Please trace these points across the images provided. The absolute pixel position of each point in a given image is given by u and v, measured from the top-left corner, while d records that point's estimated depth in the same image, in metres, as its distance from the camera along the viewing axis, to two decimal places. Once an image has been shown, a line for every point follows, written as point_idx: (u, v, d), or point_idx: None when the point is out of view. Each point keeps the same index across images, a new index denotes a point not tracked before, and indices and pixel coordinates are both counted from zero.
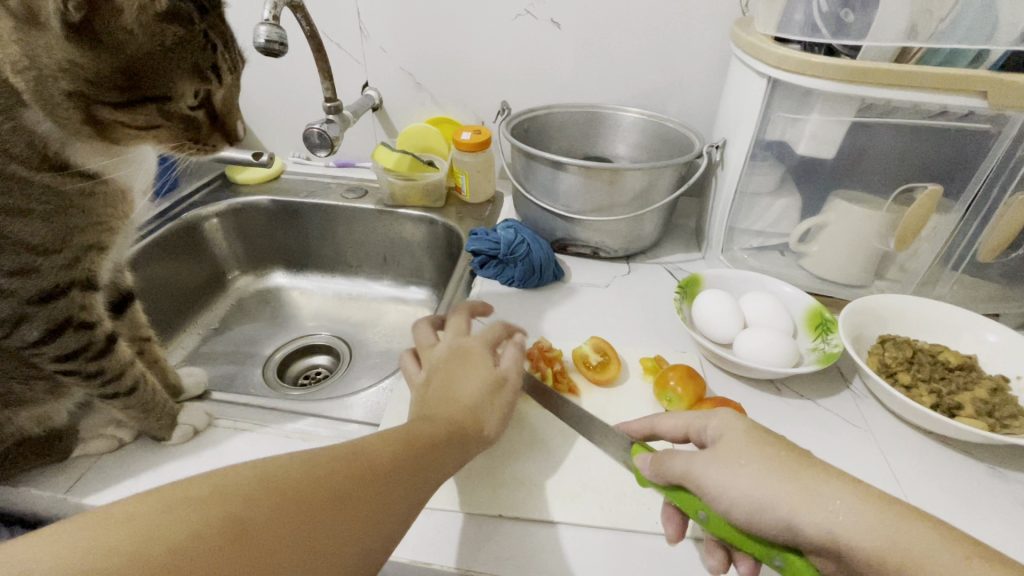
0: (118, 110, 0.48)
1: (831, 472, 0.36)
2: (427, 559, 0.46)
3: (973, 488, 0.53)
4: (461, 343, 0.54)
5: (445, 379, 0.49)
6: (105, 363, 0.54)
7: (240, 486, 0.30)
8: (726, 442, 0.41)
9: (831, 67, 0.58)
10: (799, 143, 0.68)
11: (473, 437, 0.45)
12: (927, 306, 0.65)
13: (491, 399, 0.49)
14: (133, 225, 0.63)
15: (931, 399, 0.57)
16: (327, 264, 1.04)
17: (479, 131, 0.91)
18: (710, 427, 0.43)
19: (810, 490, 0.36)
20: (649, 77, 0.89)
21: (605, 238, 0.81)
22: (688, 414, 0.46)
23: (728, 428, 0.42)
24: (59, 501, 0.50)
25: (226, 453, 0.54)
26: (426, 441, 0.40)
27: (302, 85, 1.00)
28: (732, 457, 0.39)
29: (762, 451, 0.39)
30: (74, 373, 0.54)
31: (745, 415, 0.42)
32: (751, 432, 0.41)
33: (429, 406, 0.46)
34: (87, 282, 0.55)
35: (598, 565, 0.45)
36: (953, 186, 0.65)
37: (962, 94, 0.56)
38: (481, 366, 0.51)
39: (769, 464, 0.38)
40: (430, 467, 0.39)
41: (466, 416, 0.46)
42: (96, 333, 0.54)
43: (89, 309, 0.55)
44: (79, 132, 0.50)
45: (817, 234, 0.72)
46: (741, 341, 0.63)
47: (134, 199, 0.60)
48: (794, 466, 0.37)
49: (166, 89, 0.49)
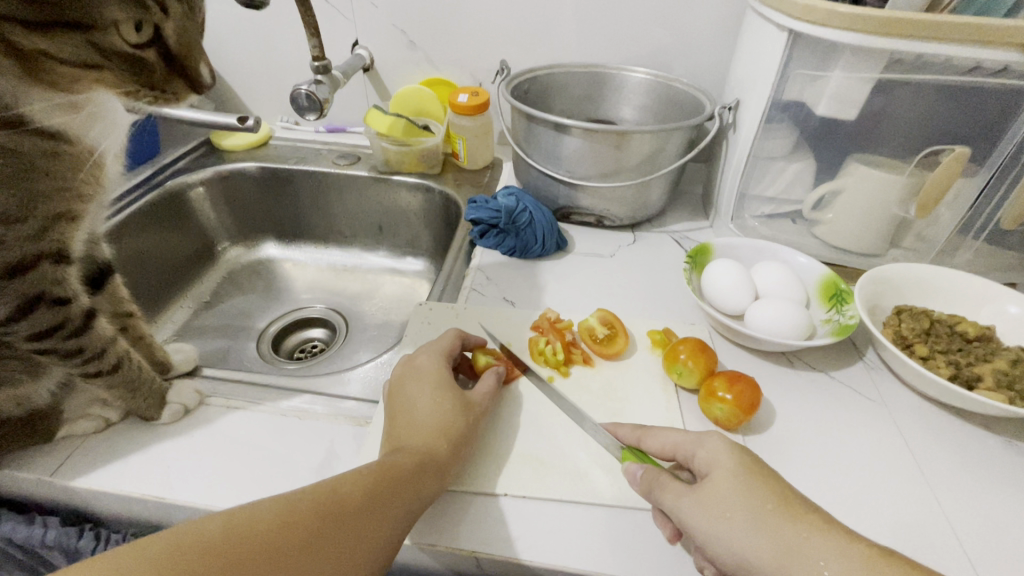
0: (34, 33, 0.41)
1: (817, 530, 0.36)
2: (431, 541, 0.44)
3: (990, 462, 0.51)
4: (416, 363, 0.53)
5: (405, 407, 0.49)
6: (84, 341, 0.52)
7: (205, 539, 0.31)
8: (713, 482, 0.40)
9: (858, 18, 0.54)
10: (819, 103, 0.64)
11: (452, 463, 0.45)
12: (947, 275, 0.62)
13: (462, 419, 0.48)
14: (104, 193, 0.60)
15: (949, 370, 0.55)
16: (320, 234, 1.00)
17: (477, 93, 0.86)
18: (699, 456, 0.42)
19: (796, 552, 0.36)
20: (658, 33, 0.84)
21: (610, 206, 0.77)
22: (679, 435, 0.45)
23: (717, 463, 0.41)
24: (46, 484, 0.48)
25: (219, 433, 0.52)
26: (398, 473, 0.41)
27: (288, 43, 0.95)
28: (717, 508, 0.38)
29: (749, 500, 0.38)
30: (51, 352, 0.51)
31: (734, 448, 0.41)
32: (740, 472, 0.40)
33: (396, 437, 0.47)
34: (59, 255, 0.52)
35: (609, 545, 0.44)
36: (980, 149, 0.61)
37: (999, 47, 0.52)
38: (447, 388, 0.50)
39: (754, 518, 0.37)
40: (401, 499, 0.40)
41: (438, 440, 0.46)
42: (72, 309, 0.51)
43: (62, 284, 0.51)
44: (13, 74, 0.43)
45: (831, 200, 0.69)
46: (752, 312, 0.61)
47: (102, 162, 0.57)
48: (777, 522, 0.37)
49: (93, 15, 0.43)
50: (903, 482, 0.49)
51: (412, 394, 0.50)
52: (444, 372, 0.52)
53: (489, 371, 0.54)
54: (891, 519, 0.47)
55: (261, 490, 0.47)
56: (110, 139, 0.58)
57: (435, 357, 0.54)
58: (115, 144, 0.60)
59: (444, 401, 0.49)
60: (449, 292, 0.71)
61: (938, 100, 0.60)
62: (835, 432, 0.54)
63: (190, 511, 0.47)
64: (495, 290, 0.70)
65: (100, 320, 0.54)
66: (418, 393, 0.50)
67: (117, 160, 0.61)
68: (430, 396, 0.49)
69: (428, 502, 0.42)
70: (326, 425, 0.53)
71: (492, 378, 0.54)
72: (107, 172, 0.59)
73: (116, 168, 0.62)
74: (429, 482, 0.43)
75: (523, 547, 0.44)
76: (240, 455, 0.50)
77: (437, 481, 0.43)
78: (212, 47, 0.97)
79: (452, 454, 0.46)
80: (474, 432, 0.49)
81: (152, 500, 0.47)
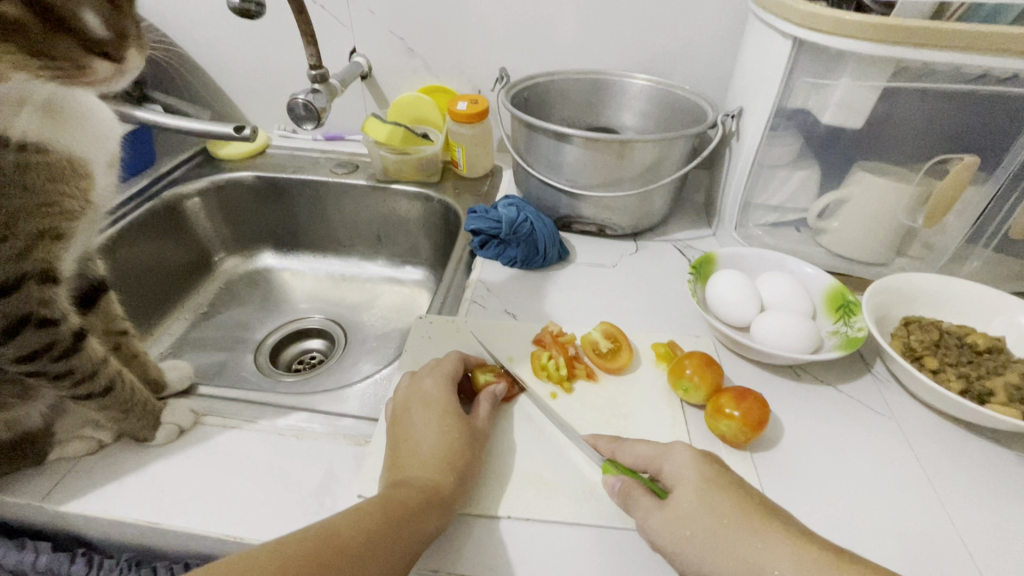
0: None
1: (771, 537, 0.38)
2: (433, 567, 0.43)
3: (1004, 478, 0.50)
4: (419, 387, 0.52)
5: (407, 435, 0.48)
6: (74, 363, 0.50)
7: None
8: (679, 496, 0.42)
9: (866, 26, 0.53)
10: (824, 111, 0.63)
11: (456, 496, 0.44)
12: (956, 285, 0.61)
13: (468, 451, 0.48)
14: (96, 208, 0.59)
15: (960, 384, 0.54)
16: (318, 243, 0.99)
17: (477, 101, 0.85)
18: (666, 470, 0.45)
19: (752, 561, 0.37)
20: (658, 40, 0.83)
21: (612, 215, 0.76)
22: (649, 448, 0.47)
23: (682, 476, 0.43)
24: (36, 509, 0.47)
25: (215, 453, 0.51)
26: (405, 509, 0.40)
27: (285, 51, 0.94)
28: (681, 523, 0.40)
29: (710, 512, 0.40)
30: (40, 374, 0.49)
31: (698, 460, 0.43)
32: (702, 485, 0.42)
33: (399, 469, 0.46)
34: (46, 275, 0.51)
35: (615, 569, 0.43)
36: (989, 157, 0.60)
37: (1009, 55, 0.51)
38: (451, 415, 0.49)
39: (712, 530, 0.39)
40: (405, 538, 0.39)
41: (444, 473, 0.45)
42: (61, 330, 0.50)
43: (50, 304, 0.50)
44: None
45: (837, 209, 0.68)
46: (758, 325, 0.59)
47: (91, 173, 0.57)
48: (736, 531, 0.39)
49: None
50: (914, 501, 0.48)
51: (418, 422, 0.49)
52: (451, 399, 0.51)
53: (484, 395, 0.53)
54: (904, 538, 0.45)
55: (258, 513, 0.46)
56: (92, 148, 0.57)
57: (438, 381, 0.53)
58: (102, 155, 0.59)
59: (450, 431, 0.48)
60: (449, 304, 0.69)
61: (945, 108, 0.59)
62: (845, 448, 0.52)
63: (185, 536, 0.46)
64: (496, 301, 0.69)
65: (90, 340, 0.52)
66: (424, 422, 0.49)
67: (108, 172, 0.60)
68: (436, 426, 0.48)
69: (431, 540, 0.41)
70: (324, 444, 0.52)
71: (487, 402, 0.53)
72: (97, 183, 0.58)
73: (110, 181, 0.61)
74: (433, 518, 0.42)
75: (527, 572, 0.43)
76: (236, 477, 0.49)
77: (442, 517, 0.43)
78: (208, 55, 0.96)
79: (458, 489, 0.45)
80: (476, 462, 0.48)
81: (145, 525, 0.45)
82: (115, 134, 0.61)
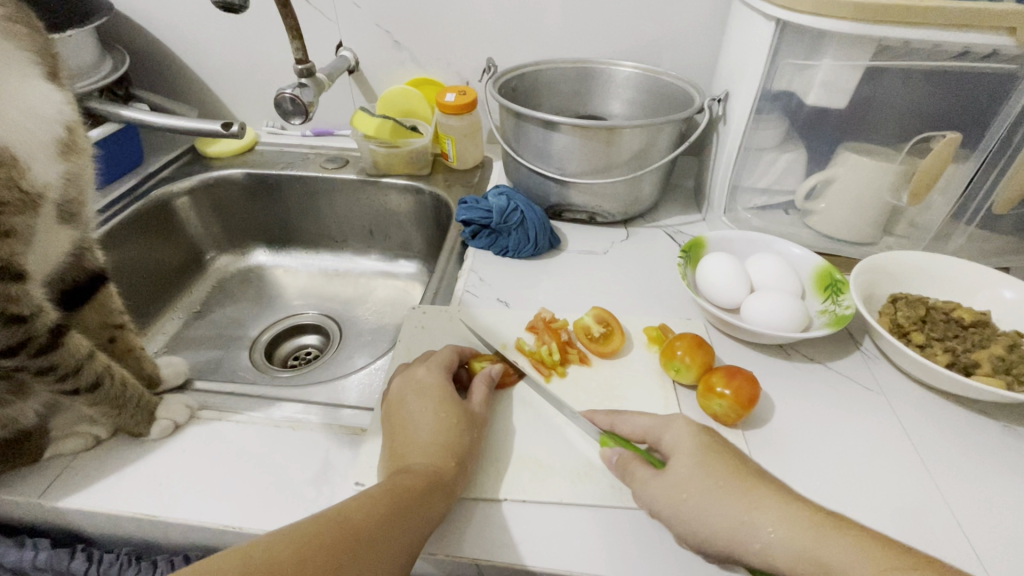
0: None
1: (765, 499, 0.39)
2: (432, 550, 0.44)
3: (989, 445, 0.51)
4: (413, 376, 0.53)
5: (404, 423, 0.49)
6: (54, 359, 0.50)
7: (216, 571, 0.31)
8: (675, 464, 0.43)
9: (848, 5, 0.53)
10: (809, 92, 0.63)
11: (457, 480, 0.45)
12: (942, 262, 0.62)
13: (466, 435, 0.48)
14: (46, 203, 0.56)
15: (946, 357, 0.55)
16: (310, 239, 0.99)
17: (465, 92, 0.85)
18: (664, 440, 0.46)
19: (744, 519, 0.39)
20: (644, 27, 0.84)
21: (602, 202, 0.77)
22: (648, 419, 0.48)
23: (679, 445, 0.44)
24: (35, 505, 0.47)
25: (212, 445, 0.51)
26: (408, 494, 0.41)
27: (271, 46, 0.93)
28: (679, 488, 0.42)
29: (705, 477, 0.41)
30: (23, 370, 0.50)
31: (695, 428, 0.45)
32: (699, 453, 0.43)
33: (398, 456, 0.46)
34: (10, 272, 0.49)
35: (608, 546, 0.44)
36: (971, 134, 0.61)
37: (988, 31, 0.52)
38: (446, 400, 0.50)
39: (707, 492, 0.41)
40: (410, 520, 0.40)
41: (442, 460, 0.45)
42: (36, 326, 0.49)
43: (23, 300, 0.49)
44: None
45: (823, 190, 0.68)
46: (749, 305, 0.60)
47: (23, 163, 0.52)
48: (728, 492, 0.40)
49: None
50: (903, 473, 0.49)
51: (414, 410, 0.49)
52: (448, 388, 0.51)
53: (481, 379, 0.54)
54: (893, 508, 0.46)
55: (257, 502, 0.46)
56: (16, 136, 0.52)
57: (432, 370, 0.53)
58: (41, 145, 0.55)
59: (447, 419, 0.49)
60: (442, 294, 0.69)
61: (928, 86, 0.60)
62: (835, 424, 0.53)
63: (185, 528, 0.46)
64: (489, 290, 0.69)
65: (72, 334, 0.52)
66: (421, 410, 0.49)
67: (54, 161, 0.56)
68: (433, 413, 0.49)
69: (435, 523, 0.42)
70: (320, 435, 0.52)
71: (483, 386, 0.53)
72: (33, 174, 0.54)
73: (59, 170, 0.57)
74: (437, 501, 0.42)
75: (524, 553, 0.43)
76: (233, 468, 0.49)
77: (444, 500, 0.43)
78: (193, 52, 0.96)
79: (459, 472, 0.46)
80: (475, 445, 0.49)
81: (144, 518, 0.46)
82: (63, 118, 0.57)
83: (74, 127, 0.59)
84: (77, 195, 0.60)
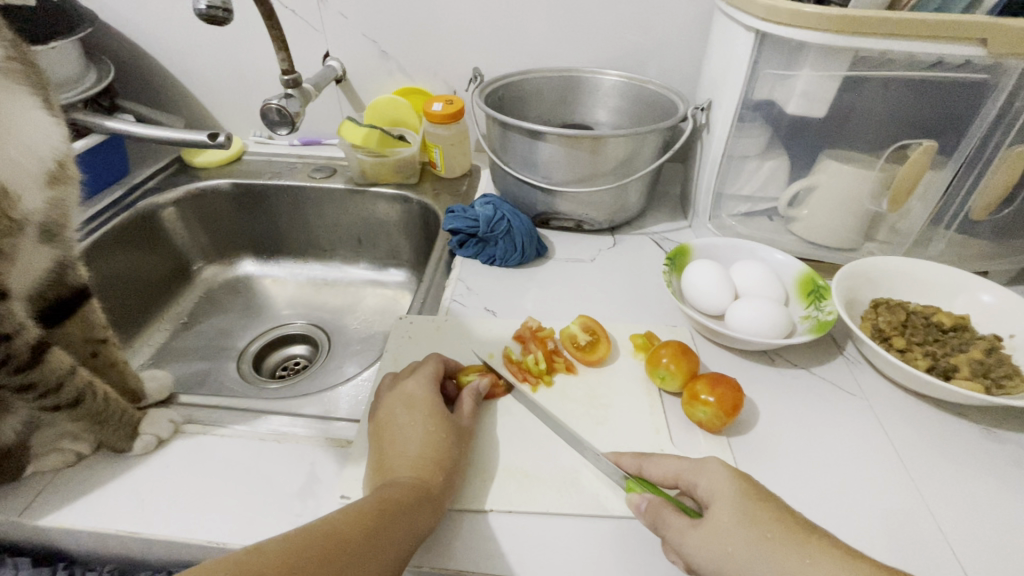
0: None
1: (818, 553, 0.37)
2: (418, 563, 0.44)
3: (970, 448, 0.52)
4: (402, 389, 0.53)
5: (391, 437, 0.49)
6: (36, 376, 0.49)
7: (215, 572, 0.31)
8: (715, 513, 0.40)
9: (824, 17, 0.54)
10: (789, 102, 0.64)
11: (444, 495, 0.45)
12: (921, 267, 0.63)
13: (454, 449, 0.48)
14: (28, 227, 0.57)
15: (927, 362, 0.56)
16: (299, 248, 0.99)
17: (451, 101, 0.86)
18: (701, 485, 0.43)
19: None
20: (628, 37, 0.85)
21: (589, 211, 0.77)
22: (680, 462, 0.45)
23: (719, 493, 0.41)
24: (14, 524, 0.47)
25: (197, 460, 0.51)
26: (396, 509, 0.41)
27: (258, 57, 0.93)
28: (723, 540, 0.39)
29: (751, 529, 0.38)
30: (3, 387, 0.49)
31: (733, 471, 0.42)
32: (742, 503, 0.40)
33: (386, 469, 0.46)
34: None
35: (596, 556, 0.44)
36: (948, 141, 0.62)
37: (960, 42, 0.53)
38: (434, 414, 0.50)
39: (758, 546, 0.38)
40: (397, 535, 0.40)
41: (430, 473, 0.45)
42: (18, 345, 0.48)
43: (7, 317, 0.48)
44: None
45: (806, 197, 0.69)
46: (732, 313, 0.61)
47: (14, 194, 0.54)
48: (781, 548, 0.37)
49: None
50: (885, 477, 0.50)
51: (403, 423, 0.49)
52: (437, 401, 0.51)
53: (467, 394, 0.54)
54: (877, 513, 0.47)
55: (242, 517, 0.46)
56: (9, 172, 0.54)
57: (421, 382, 0.53)
58: (29, 176, 0.56)
59: (435, 431, 0.49)
60: (429, 303, 0.70)
61: (905, 95, 0.61)
62: (816, 430, 0.54)
63: (168, 544, 0.46)
64: (477, 299, 0.69)
65: (55, 351, 0.52)
66: (410, 423, 0.49)
67: (40, 189, 0.57)
68: (421, 426, 0.49)
69: (422, 539, 0.42)
70: (305, 447, 0.52)
71: (470, 400, 0.53)
72: (22, 203, 0.55)
73: (44, 198, 0.58)
74: (424, 515, 0.42)
75: (511, 564, 0.44)
76: (218, 483, 0.49)
77: (432, 515, 0.43)
78: (179, 63, 0.96)
79: (446, 487, 0.46)
80: (463, 459, 0.49)
81: (126, 535, 0.45)
82: (52, 152, 0.58)
83: (64, 158, 0.60)
84: (62, 217, 0.61)
